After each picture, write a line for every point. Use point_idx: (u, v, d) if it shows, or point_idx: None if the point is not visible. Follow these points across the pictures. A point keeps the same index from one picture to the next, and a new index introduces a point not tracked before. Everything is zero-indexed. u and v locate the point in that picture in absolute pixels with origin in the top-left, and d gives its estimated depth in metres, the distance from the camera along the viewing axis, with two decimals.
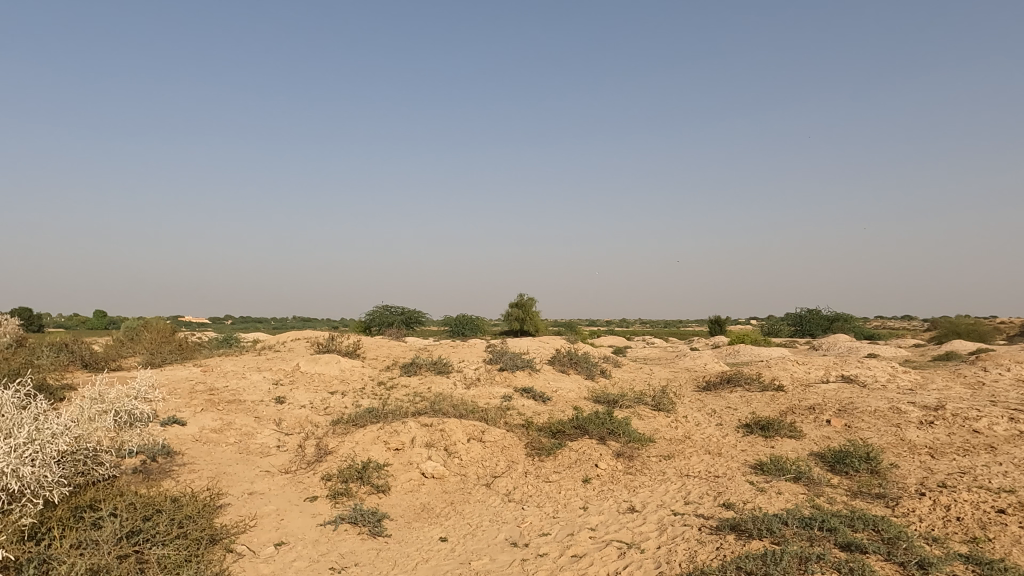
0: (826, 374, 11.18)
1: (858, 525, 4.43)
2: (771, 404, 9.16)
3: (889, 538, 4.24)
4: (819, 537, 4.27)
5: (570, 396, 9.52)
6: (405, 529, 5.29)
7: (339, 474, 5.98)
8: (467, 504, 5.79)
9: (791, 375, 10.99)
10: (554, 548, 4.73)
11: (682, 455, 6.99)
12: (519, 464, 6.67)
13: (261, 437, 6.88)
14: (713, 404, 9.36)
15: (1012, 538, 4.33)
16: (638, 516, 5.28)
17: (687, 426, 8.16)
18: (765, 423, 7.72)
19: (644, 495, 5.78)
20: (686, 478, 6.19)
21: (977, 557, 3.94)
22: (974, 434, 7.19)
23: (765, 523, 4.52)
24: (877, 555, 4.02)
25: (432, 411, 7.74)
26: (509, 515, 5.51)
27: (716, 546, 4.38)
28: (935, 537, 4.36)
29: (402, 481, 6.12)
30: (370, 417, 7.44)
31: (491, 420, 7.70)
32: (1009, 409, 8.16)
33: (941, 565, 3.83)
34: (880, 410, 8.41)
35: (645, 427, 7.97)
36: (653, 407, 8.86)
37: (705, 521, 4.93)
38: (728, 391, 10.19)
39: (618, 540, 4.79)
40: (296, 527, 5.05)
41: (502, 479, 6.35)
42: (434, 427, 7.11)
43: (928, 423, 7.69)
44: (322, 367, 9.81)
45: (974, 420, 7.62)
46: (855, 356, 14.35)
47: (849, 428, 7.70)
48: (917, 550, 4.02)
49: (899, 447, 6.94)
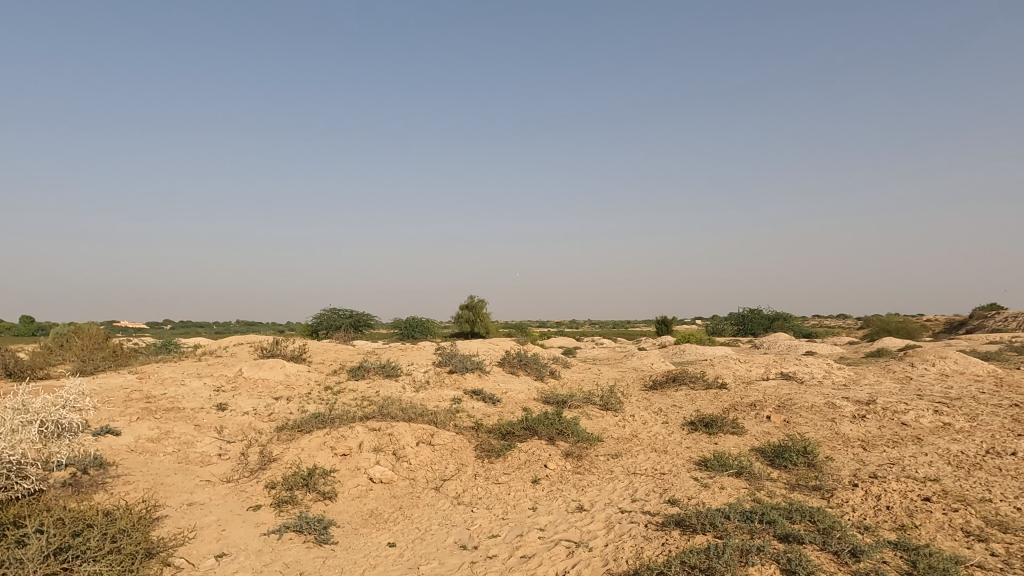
0: (766, 371, 11.57)
1: (796, 517, 4.59)
2: (715, 401, 9.41)
3: (825, 528, 4.41)
4: (759, 529, 4.40)
5: (519, 397, 9.56)
6: (352, 535, 5.21)
7: (283, 482, 5.83)
8: (416, 508, 5.74)
9: (733, 373, 11.33)
10: (504, 550, 4.74)
11: (629, 453, 7.11)
12: (468, 467, 6.65)
13: (202, 445, 6.65)
14: (659, 402, 9.55)
15: (936, 524, 4.58)
16: (586, 514, 5.34)
17: (635, 425, 8.31)
18: (709, 420, 7.94)
19: (592, 494, 5.86)
20: (633, 476, 6.30)
21: (905, 543, 4.15)
22: (902, 426, 7.57)
23: (708, 517, 4.64)
24: (813, 544, 4.17)
25: (380, 414, 7.64)
26: (458, 518, 5.49)
27: (662, 542, 4.47)
28: (865, 526, 4.56)
29: (350, 486, 6.01)
30: (317, 422, 7.28)
31: (441, 423, 7.65)
32: (933, 401, 8.63)
33: (872, 552, 4.02)
34: (816, 405, 8.76)
35: (593, 427, 8.06)
36: (602, 406, 8.98)
37: (651, 518, 5.03)
38: (674, 390, 10.42)
39: (567, 539, 4.83)
40: (239, 537, 4.90)
41: (451, 481, 6.32)
42: (382, 431, 7.01)
43: (860, 417, 8.04)
44: (266, 372, 9.54)
45: (902, 413, 8.02)
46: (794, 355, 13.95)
47: (788, 423, 7.99)
48: (850, 538, 4.20)
49: (834, 440, 7.24)
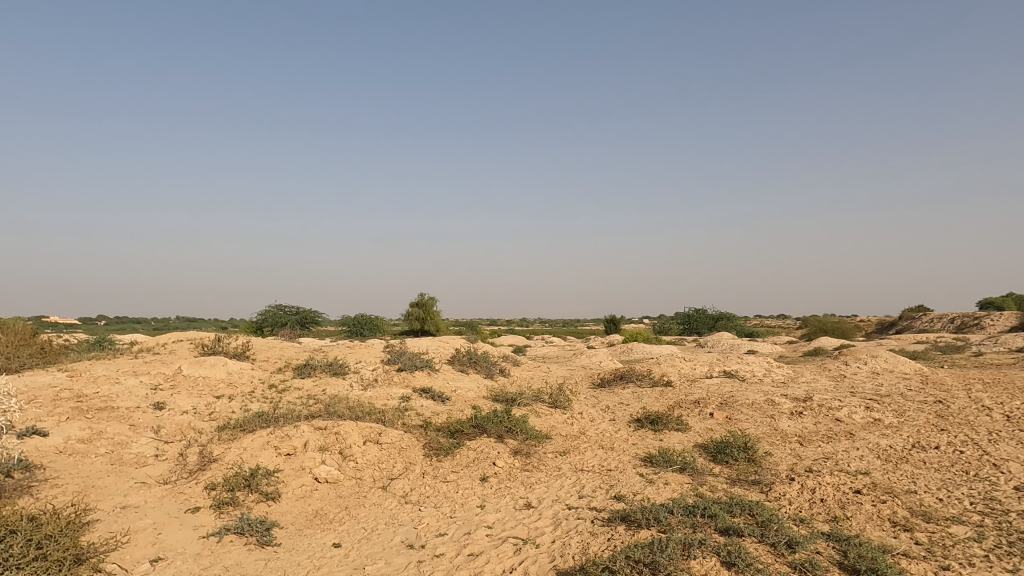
0: (709, 369, 11.89)
1: (736, 510, 4.73)
2: (660, 399, 9.61)
3: (763, 521, 4.56)
4: (701, 523, 4.52)
5: (469, 395, 9.55)
6: (296, 536, 5.10)
7: (224, 483, 5.65)
8: (362, 508, 5.66)
9: (678, 371, 11.59)
10: (451, 548, 4.72)
11: (577, 450, 7.20)
12: (416, 466, 6.60)
13: (137, 445, 6.39)
14: (607, 400, 9.70)
15: (866, 516, 4.80)
16: (534, 511, 5.38)
17: (583, 422, 8.41)
18: (655, 417, 8.10)
19: (540, 491, 5.90)
20: (580, 473, 6.38)
21: (837, 534, 4.34)
22: (836, 422, 7.90)
23: (653, 512, 4.74)
24: (752, 537, 4.32)
25: (327, 413, 7.51)
26: (406, 517, 5.44)
27: (607, 537, 4.54)
28: (801, 518, 4.74)
29: (294, 487, 5.88)
30: (260, 422, 7.09)
31: (389, 422, 7.56)
32: (865, 398, 9.05)
33: (807, 543, 4.18)
34: (757, 402, 9.05)
35: (542, 425, 8.11)
36: (551, 404, 9.05)
37: (598, 514, 5.10)
38: (621, 388, 10.60)
39: (514, 536, 4.85)
40: (175, 541, 4.73)
41: (399, 480, 6.26)
42: (328, 430, 6.87)
43: (798, 414, 8.35)
44: (207, 370, 9.23)
45: (837, 409, 8.37)
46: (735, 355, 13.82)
47: (730, 420, 8.22)
48: (786, 530, 4.36)
49: (773, 436, 7.49)
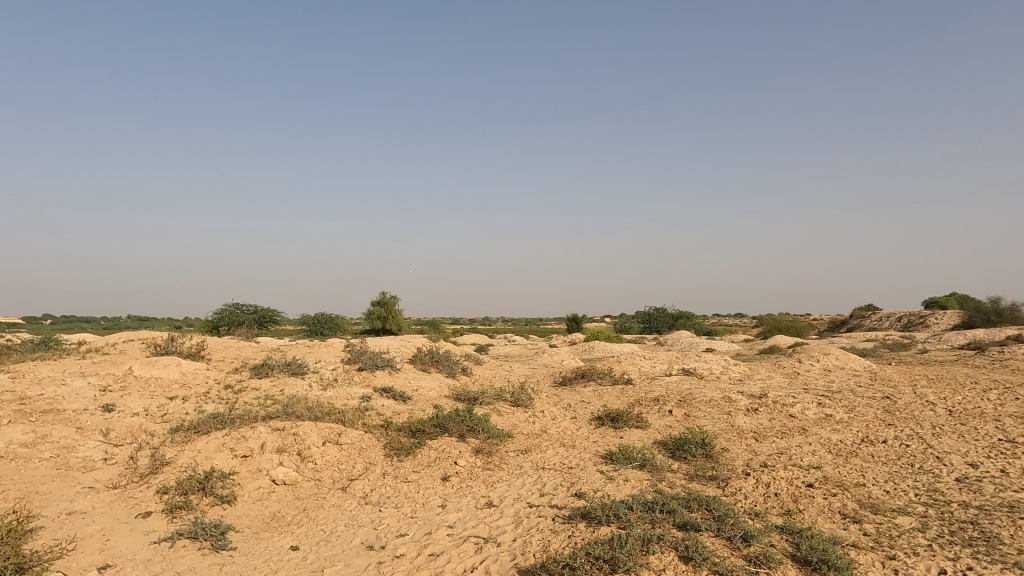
0: (668, 367, 12.07)
1: (693, 505, 4.82)
2: (621, 397, 9.73)
3: (719, 515, 4.66)
4: (660, 519, 4.59)
5: (430, 394, 9.50)
6: (252, 540, 5.00)
7: (177, 486, 5.50)
8: (320, 510, 5.57)
9: (638, 369, 11.74)
10: (411, 548, 4.69)
11: (539, 448, 7.23)
12: (377, 466, 6.54)
13: (85, 449, 6.16)
14: (568, 398, 9.76)
15: (818, 508, 4.95)
16: (495, 510, 5.38)
17: (544, 420, 8.44)
18: (615, 415, 8.19)
19: (501, 490, 5.91)
20: (541, 471, 6.41)
21: (790, 527, 4.46)
22: (790, 418, 8.12)
23: (613, 509, 4.79)
24: (709, 531, 4.40)
25: (285, 413, 7.37)
26: (366, 518, 5.38)
27: (568, 534, 4.57)
28: (756, 512, 4.85)
29: (251, 489, 5.76)
30: (215, 423, 6.91)
31: (349, 422, 7.46)
32: (817, 395, 9.32)
33: (761, 537, 4.28)
34: (714, 399, 9.23)
35: (503, 423, 8.12)
36: (512, 403, 9.07)
37: (559, 511, 5.13)
38: (583, 386, 10.68)
39: (476, 535, 4.85)
40: (125, 547, 4.59)
41: (359, 481, 6.19)
42: (286, 431, 6.74)
43: (754, 410, 8.55)
44: (159, 370, 8.95)
45: (790, 406, 8.60)
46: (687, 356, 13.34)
47: (688, 417, 8.36)
48: (742, 524, 4.46)
49: (729, 432, 7.65)
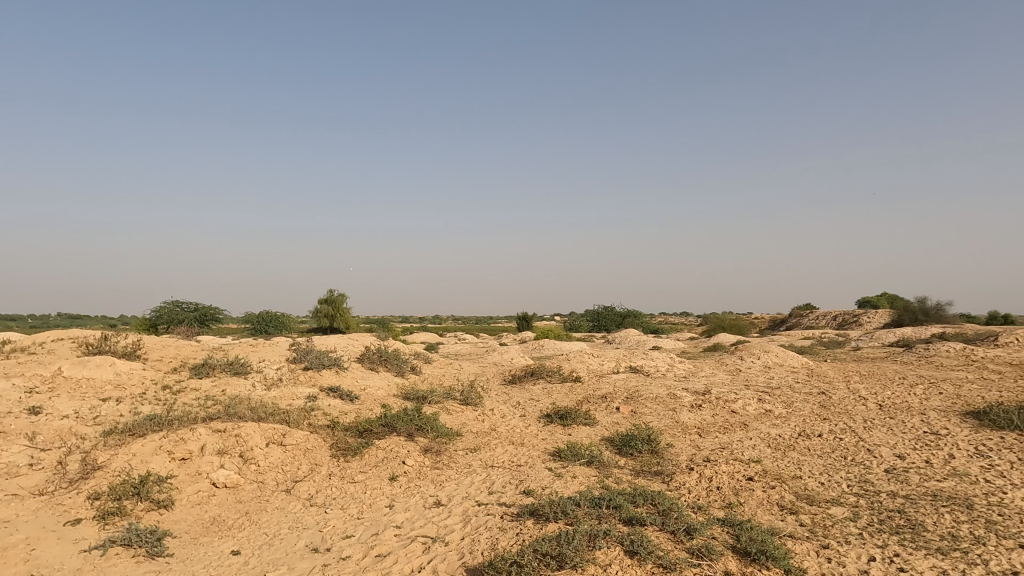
0: (616, 365, 12.27)
1: (639, 501, 4.91)
2: (569, 394, 9.83)
3: (664, 509, 4.76)
4: (606, 514, 4.66)
5: (379, 393, 9.39)
6: (191, 545, 4.83)
7: (110, 492, 5.26)
8: (263, 513, 5.43)
9: (587, 367, 11.88)
10: (358, 550, 4.63)
11: (488, 447, 7.23)
12: (323, 467, 6.42)
13: (8, 455, 5.83)
14: (518, 396, 9.81)
15: (757, 501, 5.12)
16: (443, 509, 5.36)
17: (494, 418, 8.46)
18: (564, 412, 8.26)
19: (450, 489, 5.88)
20: (490, 469, 6.41)
21: (731, 519, 4.59)
22: (732, 414, 8.36)
23: (560, 505, 4.83)
24: (653, 525, 4.49)
25: (226, 414, 7.15)
26: (311, 520, 5.28)
27: (516, 532, 4.59)
28: (699, 506, 4.98)
29: (189, 493, 5.57)
30: (151, 425, 6.65)
31: (293, 422, 7.30)
32: (757, 391, 9.63)
33: (703, 530, 4.40)
34: (660, 396, 9.42)
35: (453, 422, 8.09)
36: (462, 402, 9.04)
37: (507, 509, 5.15)
38: (532, 384, 10.74)
39: (423, 535, 4.81)
40: (52, 557, 4.37)
41: (304, 483, 6.06)
42: (227, 432, 6.53)
43: (698, 407, 8.76)
44: (92, 370, 8.55)
45: (732, 402, 8.85)
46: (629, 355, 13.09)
47: (634, 414, 8.51)
48: (685, 518, 4.57)
49: (674, 428, 7.83)
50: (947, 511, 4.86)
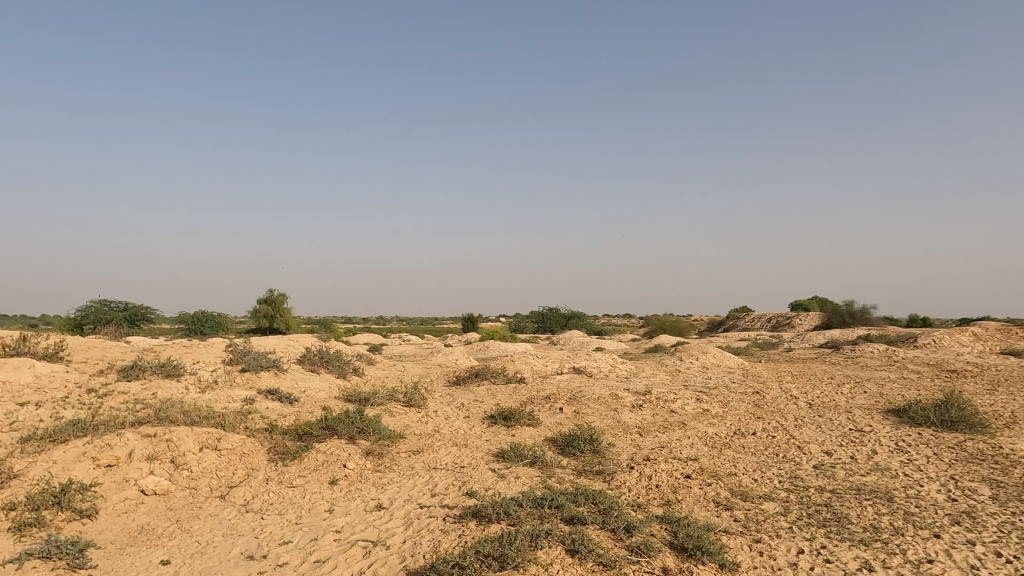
0: (560, 366, 12.39)
1: (580, 500, 4.97)
2: (513, 395, 9.86)
3: (604, 508, 4.84)
4: (548, 514, 4.70)
5: (319, 395, 9.19)
6: (116, 556, 4.61)
7: (27, 502, 4.96)
8: (195, 520, 5.24)
9: (531, 368, 11.96)
10: (296, 556, 4.52)
11: (431, 449, 7.18)
12: (259, 471, 6.24)
13: None
14: (462, 398, 9.78)
15: (694, 498, 5.27)
16: (385, 512, 5.29)
17: (437, 420, 8.40)
18: (508, 413, 8.29)
19: (392, 492, 5.81)
20: (433, 471, 6.37)
21: (669, 516, 4.71)
22: (671, 413, 8.57)
23: (503, 506, 4.84)
24: (594, 524, 4.56)
25: (157, 418, 6.85)
26: (246, 526, 5.12)
27: (458, 534, 4.58)
28: (639, 504, 5.08)
29: (116, 502, 5.31)
30: (74, 431, 6.30)
31: (229, 426, 7.06)
32: (696, 391, 9.90)
33: (642, 527, 4.49)
34: (602, 397, 9.56)
35: (395, 424, 8.00)
36: (405, 403, 8.95)
37: (449, 511, 5.13)
38: (476, 385, 10.73)
39: (364, 539, 4.74)
40: None
41: (239, 488, 5.88)
42: (158, 437, 6.26)
43: (638, 407, 8.94)
44: (8, 374, 8.04)
45: (672, 402, 9.07)
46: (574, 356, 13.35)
47: (577, 414, 8.62)
48: (625, 516, 4.66)
49: (615, 428, 7.96)
50: (870, 504, 5.12)
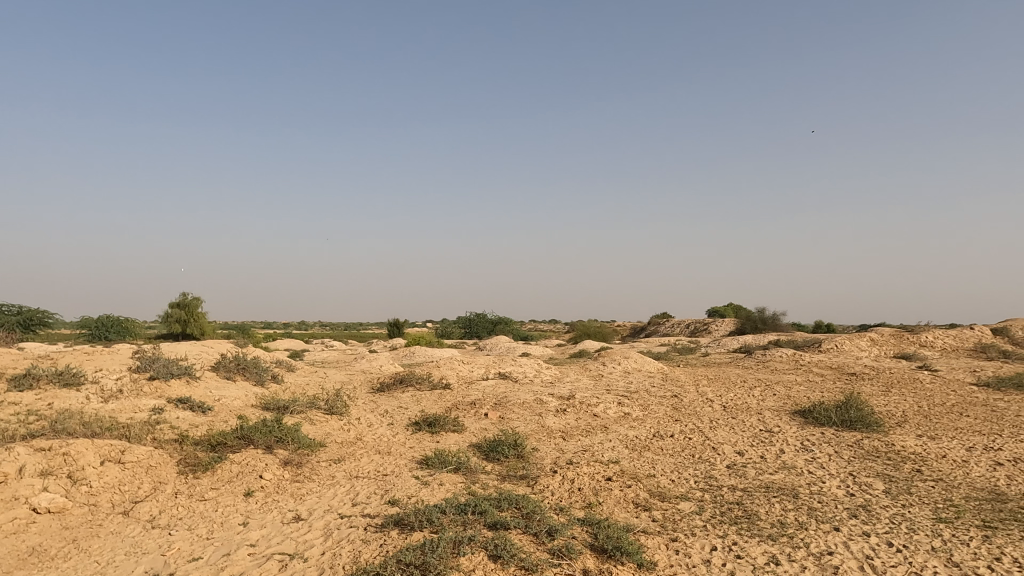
0: (486, 371, 12.41)
1: (504, 505, 4.99)
2: (439, 401, 9.79)
3: (527, 512, 4.88)
4: (472, 520, 4.69)
5: (235, 404, 8.82)
6: None
7: None
8: (94, 539, 4.90)
9: (457, 374, 11.92)
10: (206, 573, 4.31)
11: (353, 457, 7.02)
12: (168, 485, 5.92)
13: None
14: (386, 404, 9.62)
15: (615, 500, 5.39)
16: (303, 523, 5.13)
17: (360, 428, 8.23)
18: (432, 420, 8.23)
19: (311, 502, 5.65)
20: (355, 479, 6.23)
21: (590, 519, 4.80)
22: (594, 417, 8.74)
23: (425, 514, 4.79)
24: (517, 528, 4.59)
25: (53, 430, 6.38)
26: (152, 543, 4.84)
27: (380, 543, 4.50)
28: (561, 507, 5.16)
29: (3, 522, 4.89)
30: None
31: (135, 437, 6.67)
32: (618, 395, 10.14)
33: (564, 530, 4.56)
34: (527, 402, 9.65)
35: (316, 432, 7.77)
36: (327, 411, 8.72)
37: (371, 520, 5.03)
38: (401, 391, 10.58)
39: (281, 552, 4.58)
40: None
41: (145, 503, 5.55)
42: (53, 451, 5.82)
43: (562, 411, 9.07)
44: None
45: (595, 406, 9.26)
46: (501, 360, 13.56)
47: (502, 420, 8.65)
48: (547, 520, 4.71)
49: (540, 432, 8.04)
50: (777, 500, 5.40)
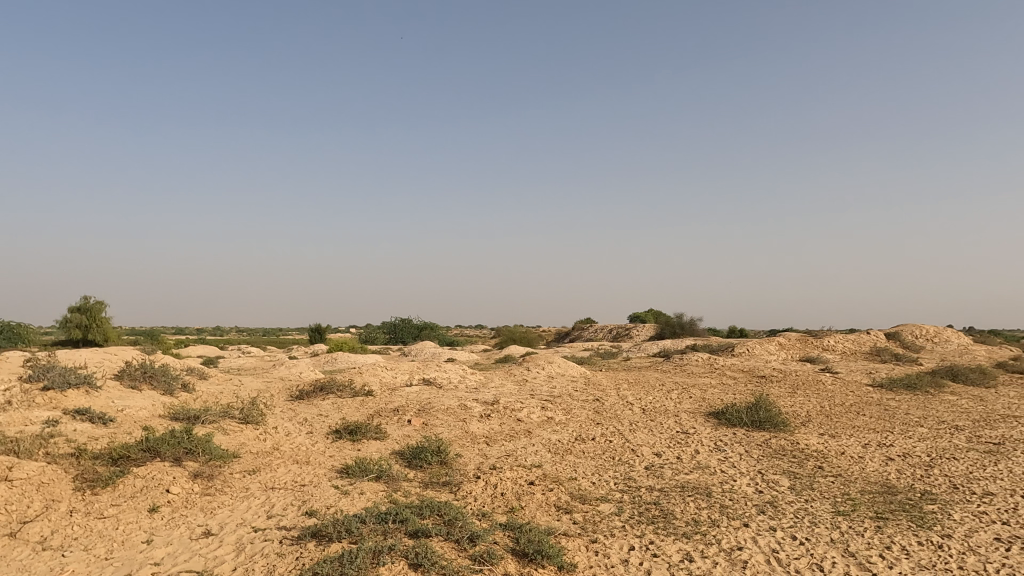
0: (409, 377, 12.25)
1: (425, 512, 4.93)
2: (360, 409, 9.59)
3: (449, 519, 4.84)
4: (392, 529, 4.61)
5: (140, 414, 8.31)
6: None
7: None
8: None
9: (379, 380, 11.71)
10: None
11: (268, 467, 6.76)
12: (62, 503, 5.50)
13: None
14: (305, 412, 9.33)
15: (537, 504, 5.43)
16: (214, 539, 4.90)
17: (277, 437, 7.95)
18: (354, 427, 8.04)
19: (222, 516, 5.39)
20: (270, 491, 6.01)
21: (513, 523, 4.82)
22: (517, 422, 8.79)
23: (344, 524, 4.67)
24: (438, 536, 4.55)
25: None
26: (43, 566, 4.48)
27: (295, 556, 4.35)
28: (483, 513, 5.15)
29: None
30: None
31: (24, 452, 6.16)
32: (541, 399, 10.24)
33: (486, 535, 4.55)
34: (451, 408, 9.59)
35: (229, 443, 7.43)
36: (241, 420, 8.36)
37: (287, 533, 4.86)
38: (321, 399, 10.29)
39: (188, 570, 4.35)
40: None
41: (35, 524, 5.13)
42: None
43: (486, 416, 9.07)
44: None
45: (518, 411, 9.31)
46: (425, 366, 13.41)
47: (425, 426, 8.56)
48: (469, 526, 4.69)
49: (463, 438, 8.01)
50: (692, 499, 5.60)
